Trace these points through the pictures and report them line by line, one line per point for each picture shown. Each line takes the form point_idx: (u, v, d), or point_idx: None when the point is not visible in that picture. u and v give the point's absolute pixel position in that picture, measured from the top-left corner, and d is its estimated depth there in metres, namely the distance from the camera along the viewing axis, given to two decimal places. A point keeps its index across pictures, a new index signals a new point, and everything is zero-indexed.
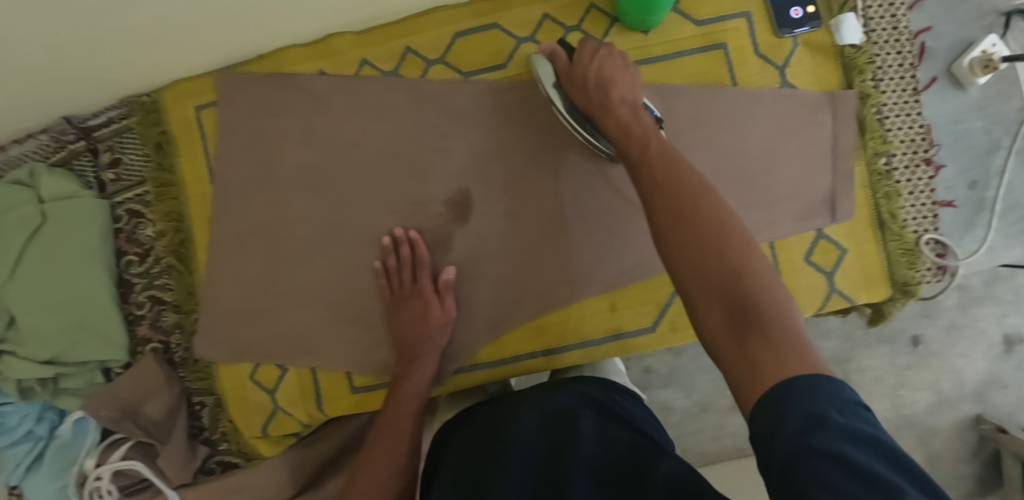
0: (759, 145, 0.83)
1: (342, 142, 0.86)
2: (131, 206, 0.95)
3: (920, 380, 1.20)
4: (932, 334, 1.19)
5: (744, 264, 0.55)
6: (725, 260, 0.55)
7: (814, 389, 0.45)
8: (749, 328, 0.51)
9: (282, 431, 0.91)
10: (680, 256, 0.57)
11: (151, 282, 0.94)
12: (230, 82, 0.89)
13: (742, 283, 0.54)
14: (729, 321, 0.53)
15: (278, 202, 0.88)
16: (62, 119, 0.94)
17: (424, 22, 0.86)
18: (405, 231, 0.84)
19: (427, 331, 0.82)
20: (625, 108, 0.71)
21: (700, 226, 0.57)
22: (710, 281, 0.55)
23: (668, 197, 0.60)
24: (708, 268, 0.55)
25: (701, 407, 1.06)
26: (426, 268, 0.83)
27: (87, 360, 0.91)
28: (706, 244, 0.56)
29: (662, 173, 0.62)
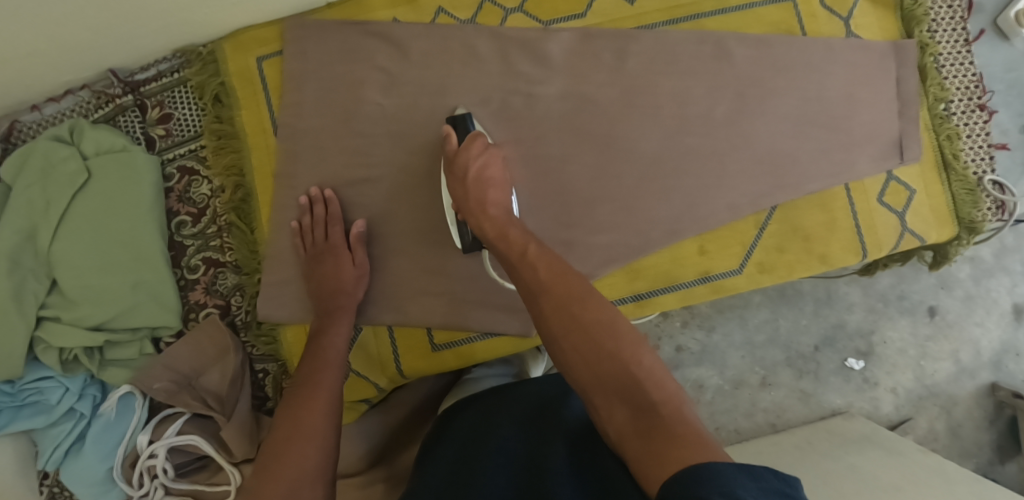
0: (833, 89, 0.87)
1: (430, 90, 0.85)
2: (184, 163, 0.90)
3: (940, 350, 1.22)
4: (949, 305, 1.22)
5: (620, 342, 0.55)
6: (601, 335, 0.56)
7: (712, 478, 0.39)
8: (648, 423, 0.48)
9: (355, 396, 0.85)
10: (560, 335, 0.57)
11: (206, 244, 0.88)
12: (302, 31, 0.86)
13: (620, 364, 0.53)
14: (628, 411, 0.50)
15: (358, 152, 0.85)
16: (108, 72, 0.89)
17: None
18: (321, 190, 0.84)
19: (340, 283, 0.80)
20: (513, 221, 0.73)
21: (579, 312, 0.58)
22: (587, 366, 0.54)
23: (543, 282, 0.62)
24: (580, 339, 0.56)
25: (733, 384, 1.23)
26: (337, 223, 0.83)
27: (138, 326, 0.84)
28: (577, 321, 0.57)
29: (533, 262, 0.65)
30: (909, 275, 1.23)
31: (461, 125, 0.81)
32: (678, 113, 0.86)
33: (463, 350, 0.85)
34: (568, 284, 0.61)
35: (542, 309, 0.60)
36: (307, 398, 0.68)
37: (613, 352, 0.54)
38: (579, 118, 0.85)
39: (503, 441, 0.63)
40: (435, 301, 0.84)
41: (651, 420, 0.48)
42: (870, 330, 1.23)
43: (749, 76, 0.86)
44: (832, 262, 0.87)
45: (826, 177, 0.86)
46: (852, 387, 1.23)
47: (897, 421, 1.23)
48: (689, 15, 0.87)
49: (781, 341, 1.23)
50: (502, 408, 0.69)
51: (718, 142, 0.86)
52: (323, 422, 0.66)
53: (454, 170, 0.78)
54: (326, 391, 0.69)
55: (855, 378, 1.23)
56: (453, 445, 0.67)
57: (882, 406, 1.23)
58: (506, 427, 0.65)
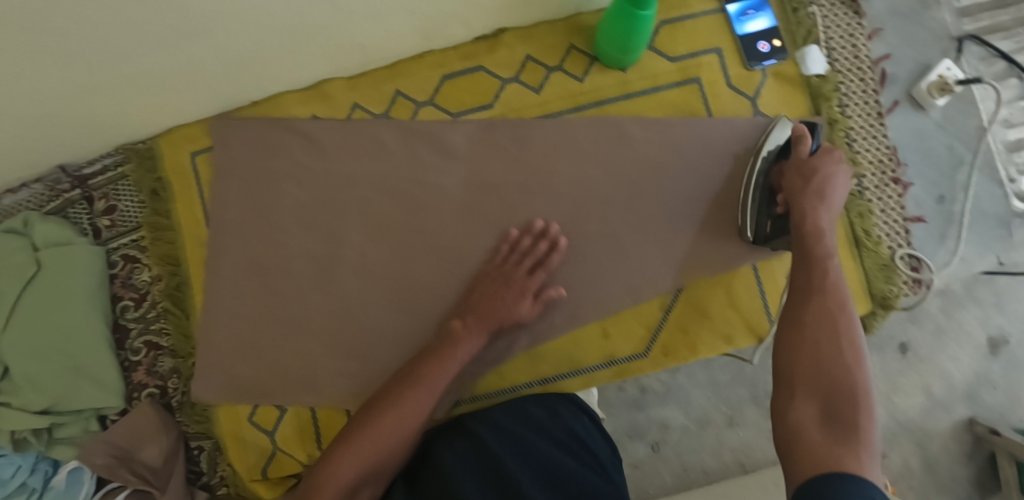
0: (736, 169, 0.88)
1: (343, 179, 0.90)
2: (127, 251, 0.96)
3: (911, 385, 0.95)
4: (920, 339, 0.96)
5: (858, 365, 0.63)
6: (836, 351, 0.64)
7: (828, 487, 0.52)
8: (839, 420, 0.59)
9: (282, 472, 0.90)
10: (790, 349, 0.66)
11: (147, 327, 0.94)
12: (229, 128, 0.92)
13: (846, 375, 0.62)
14: (822, 413, 0.60)
15: (274, 242, 0.91)
16: (57, 168, 0.96)
17: (414, 66, 0.90)
18: (545, 224, 0.87)
19: (511, 311, 0.83)
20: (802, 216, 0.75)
21: (815, 331, 0.66)
22: (815, 360, 0.64)
23: (804, 310, 0.69)
24: (824, 341, 0.65)
25: (700, 423, 0.97)
26: (544, 268, 0.85)
27: (83, 408, 0.91)
28: (828, 334, 0.66)
29: (832, 281, 0.71)
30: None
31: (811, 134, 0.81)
32: (580, 198, 0.88)
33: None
34: (838, 292, 0.69)
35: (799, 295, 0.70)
36: (400, 399, 0.77)
37: (823, 362, 0.64)
38: (483, 206, 0.88)
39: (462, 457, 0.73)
40: (351, 383, 0.88)
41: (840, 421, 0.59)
42: None
43: (651, 159, 0.88)
44: (739, 342, 0.87)
45: (731, 256, 0.87)
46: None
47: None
48: (593, 102, 0.89)
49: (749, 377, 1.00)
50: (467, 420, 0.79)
51: (620, 226, 0.88)
52: (412, 424, 0.76)
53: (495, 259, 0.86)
54: (416, 404, 0.77)
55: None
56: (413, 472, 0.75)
57: None
58: (461, 452, 0.74)
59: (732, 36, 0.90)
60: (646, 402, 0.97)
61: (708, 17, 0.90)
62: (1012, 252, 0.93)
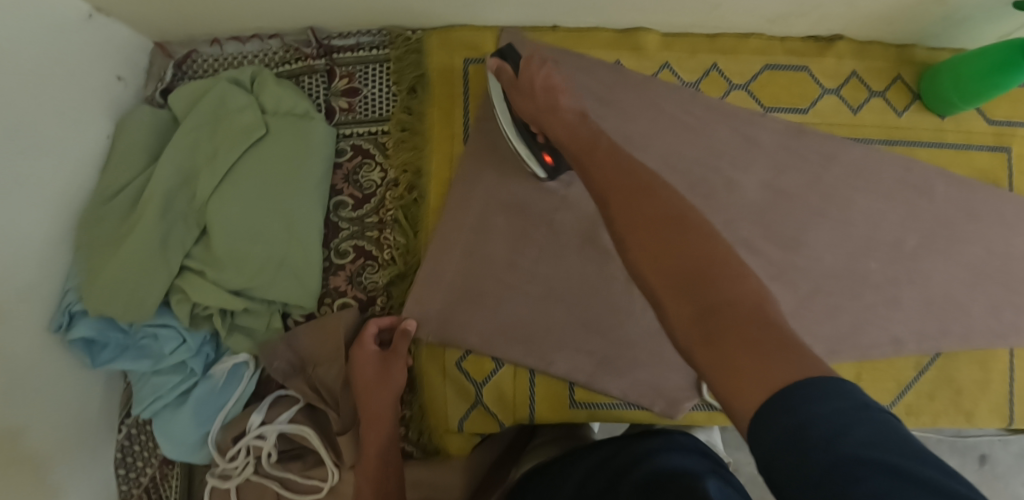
0: (1022, 250, 0.86)
1: (631, 141, 0.83)
2: (360, 143, 0.86)
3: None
4: (1002, 457, 1.13)
5: (698, 252, 0.52)
6: (665, 240, 0.54)
7: (807, 399, 0.39)
8: (720, 320, 0.46)
9: (478, 429, 0.81)
10: (626, 229, 0.58)
11: (362, 232, 0.84)
12: (519, 47, 0.83)
13: (689, 260, 0.51)
14: (691, 303, 0.49)
15: (539, 184, 0.83)
16: (308, 29, 0.85)
17: (739, 44, 0.84)
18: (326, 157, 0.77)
19: (375, 373, 0.77)
20: (572, 112, 0.73)
21: (665, 222, 0.56)
22: (654, 259, 0.54)
23: (627, 214, 0.59)
24: (648, 234, 0.56)
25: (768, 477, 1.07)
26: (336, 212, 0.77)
27: (275, 300, 0.81)
28: (670, 247, 0.53)
29: (631, 184, 0.61)
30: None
31: (511, 58, 0.78)
32: (869, 235, 0.84)
33: (599, 411, 0.82)
34: (658, 201, 0.58)
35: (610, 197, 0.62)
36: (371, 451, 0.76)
37: (679, 246, 0.53)
38: (774, 213, 0.83)
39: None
40: (584, 358, 0.81)
41: (718, 309, 0.47)
42: None
43: (943, 219, 0.86)
44: (976, 423, 0.85)
45: (991, 336, 0.85)
46: None
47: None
48: (905, 140, 0.86)
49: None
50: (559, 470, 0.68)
51: (900, 274, 0.84)
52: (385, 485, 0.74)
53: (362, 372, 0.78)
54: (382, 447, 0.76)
55: None
56: (542, 475, 0.70)
57: None
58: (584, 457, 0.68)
59: None
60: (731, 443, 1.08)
61: None
62: None
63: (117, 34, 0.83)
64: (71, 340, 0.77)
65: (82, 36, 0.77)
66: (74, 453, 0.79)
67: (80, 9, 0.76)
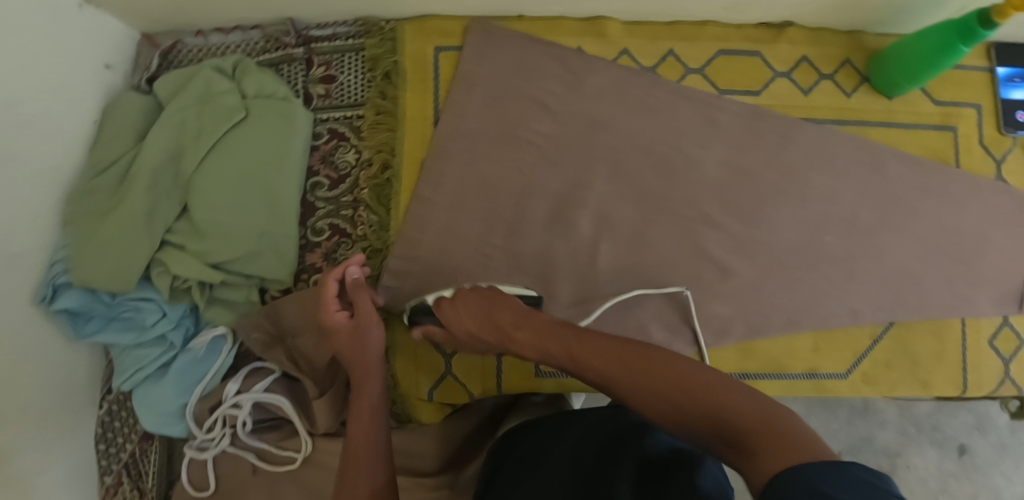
0: (973, 227, 0.90)
1: (594, 123, 0.87)
2: (336, 127, 0.90)
3: (961, 489, 1.16)
4: (979, 448, 1.17)
5: (663, 379, 0.54)
6: (642, 394, 0.55)
7: (819, 476, 0.38)
8: (729, 440, 0.47)
9: (448, 399, 0.84)
10: (614, 380, 0.57)
11: (337, 210, 0.88)
12: (486, 36, 0.88)
13: (666, 390, 0.53)
14: (712, 434, 0.49)
15: (507, 164, 0.87)
16: (287, 20, 0.90)
17: (698, 31, 0.88)
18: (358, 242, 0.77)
19: (355, 349, 0.71)
20: (530, 322, 0.66)
21: (630, 368, 0.57)
22: (657, 412, 0.53)
23: (607, 361, 0.58)
24: (632, 389, 0.56)
25: None
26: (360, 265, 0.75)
27: (253, 274, 0.84)
28: (646, 381, 0.55)
29: (578, 335, 0.62)
30: (948, 408, 1.19)
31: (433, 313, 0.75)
32: (825, 210, 0.87)
33: (566, 380, 0.85)
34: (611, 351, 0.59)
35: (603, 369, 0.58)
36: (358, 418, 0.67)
37: (647, 386, 0.54)
38: (734, 191, 0.86)
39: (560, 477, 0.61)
40: None
41: (721, 429, 0.48)
42: (896, 452, 1.16)
43: (896, 195, 0.88)
44: (932, 391, 0.88)
45: (944, 307, 0.88)
46: None
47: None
48: (857, 120, 0.89)
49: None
50: (562, 433, 0.68)
51: (855, 249, 0.87)
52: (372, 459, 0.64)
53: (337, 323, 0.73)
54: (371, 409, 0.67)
55: None
56: (519, 460, 0.69)
57: None
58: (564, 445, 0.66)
59: (994, 98, 0.92)
60: None
61: (977, 72, 0.92)
62: None
63: (107, 25, 0.87)
64: (56, 312, 0.80)
65: (73, 26, 0.82)
66: (57, 424, 0.82)
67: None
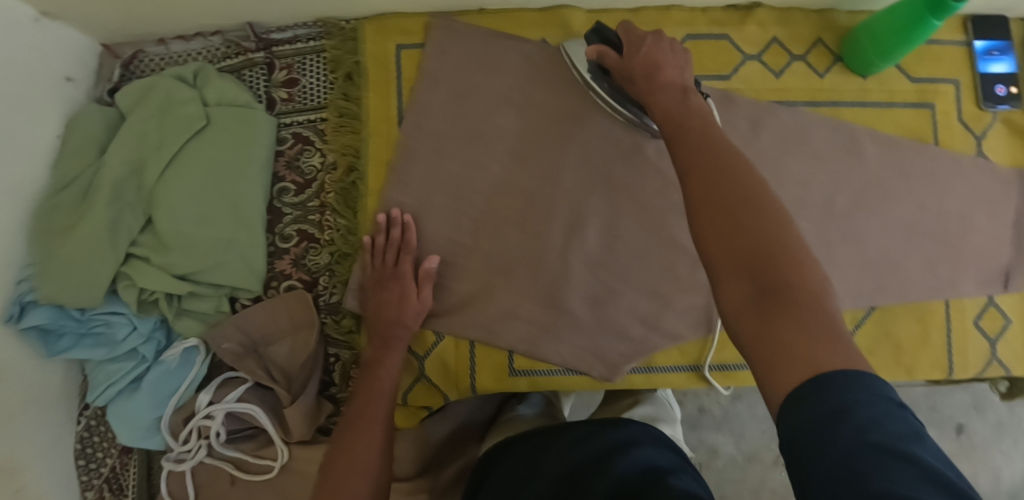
0: (956, 206, 0.87)
1: (561, 116, 0.85)
2: (300, 131, 0.89)
3: (960, 467, 1.19)
4: (977, 427, 1.20)
5: (753, 223, 0.46)
6: (725, 230, 0.47)
7: (841, 387, 0.38)
8: (779, 308, 0.43)
9: (422, 401, 0.84)
10: (695, 203, 0.49)
11: (305, 216, 0.87)
12: (448, 31, 0.86)
13: (750, 244, 0.46)
14: (756, 293, 0.44)
15: (474, 162, 0.85)
16: (245, 24, 0.88)
17: (662, 18, 0.86)
18: (401, 214, 0.83)
19: (401, 316, 0.79)
20: (699, 137, 0.53)
21: (722, 180, 0.49)
22: (733, 241, 0.46)
23: (698, 193, 0.49)
24: (723, 186, 0.48)
25: (747, 456, 1.14)
26: (410, 252, 0.81)
27: (222, 284, 0.83)
28: (731, 221, 0.47)
29: (703, 135, 0.53)
30: (945, 388, 1.18)
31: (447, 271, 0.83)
32: (801, 195, 0.85)
33: (539, 379, 0.83)
34: (715, 155, 0.51)
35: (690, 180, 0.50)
36: (367, 405, 0.72)
37: (732, 218, 0.47)
38: None
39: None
40: (525, 325, 0.83)
41: (780, 301, 0.43)
42: None
43: (875, 175, 0.86)
44: (916, 375, 0.86)
45: (926, 290, 0.86)
46: None
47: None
48: (831, 101, 0.87)
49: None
50: (539, 450, 0.68)
51: (833, 233, 0.85)
52: (378, 447, 0.69)
53: (386, 282, 0.80)
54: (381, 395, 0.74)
55: None
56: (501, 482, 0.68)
57: None
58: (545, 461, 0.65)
59: (972, 72, 0.89)
60: (702, 422, 1.14)
61: (954, 47, 0.89)
62: None
63: (66, 37, 0.86)
64: (25, 331, 0.79)
65: (29, 39, 0.80)
66: (34, 443, 0.81)
67: (28, 13, 0.79)
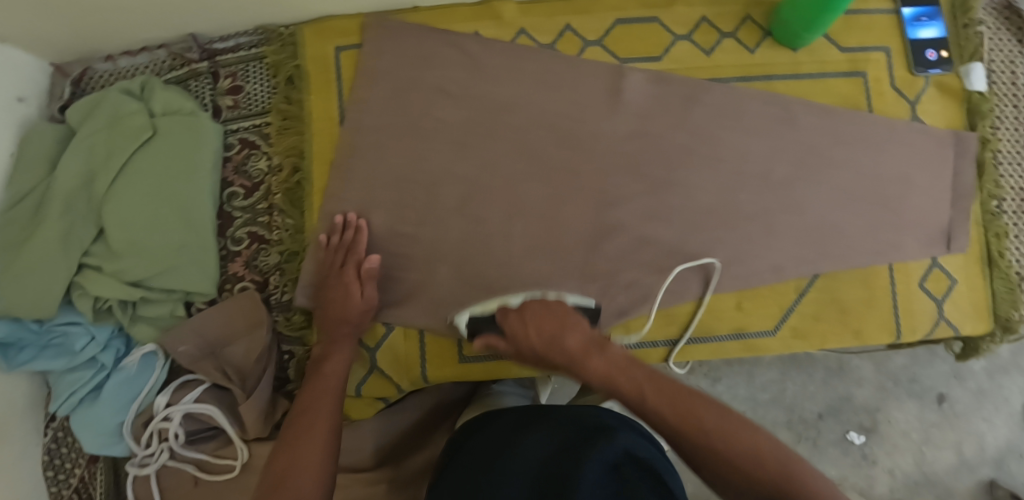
0: (893, 170, 0.89)
1: (498, 105, 0.87)
2: (246, 136, 0.90)
3: (944, 439, 1.13)
4: (958, 396, 1.14)
5: (738, 427, 0.62)
6: (718, 417, 0.62)
7: None
8: (785, 486, 0.58)
9: (377, 393, 0.85)
10: (665, 412, 0.63)
11: (254, 218, 0.89)
12: (384, 30, 0.88)
13: (752, 464, 0.59)
14: (771, 487, 0.58)
15: (416, 155, 0.87)
16: (188, 36, 0.91)
17: (593, 3, 0.88)
18: (357, 217, 0.85)
19: (345, 314, 0.80)
20: (656, 394, 0.64)
21: (690, 404, 0.63)
22: (680, 417, 0.62)
23: (659, 391, 0.64)
24: (663, 406, 0.63)
25: None
26: (357, 252, 0.83)
27: (175, 288, 0.85)
28: (713, 451, 0.60)
29: (629, 358, 0.68)
30: (924, 357, 1.15)
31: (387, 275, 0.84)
32: (738, 168, 0.86)
33: (490, 365, 0.86)
34: (684, 398, 0.64)
35: (664, 426, 0.63)
36: (312, 403, 0.73)
37: (725, 448, 0.60)
38: (642, 158, 0.86)
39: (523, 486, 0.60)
40: (473, 312, 0.85)
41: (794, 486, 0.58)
42: (875, 408, 1.14)
43: (810, 144, 0.87)
44: (864, 338, 0.87)
45: (870, 254, 0.87)
46: (849, 462, 1.13)
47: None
48: (763, 75, 0.88)
49: (786, 404, 1.13)
50: (521, 433, 0.67)
51: (773, 203, 0.86)
52: (322, 435, 0.70)
53: (333, 281, 0.82)
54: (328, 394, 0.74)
55: (853, 452, 1.12)
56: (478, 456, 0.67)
57: (876, 485, 1.12)
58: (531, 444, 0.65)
59: (902, 39, 0.91)
60: None
61: (882, 15, 0.91)
62: None
63: (15, 58, 0.88)
64: None
65: None
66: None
67: None
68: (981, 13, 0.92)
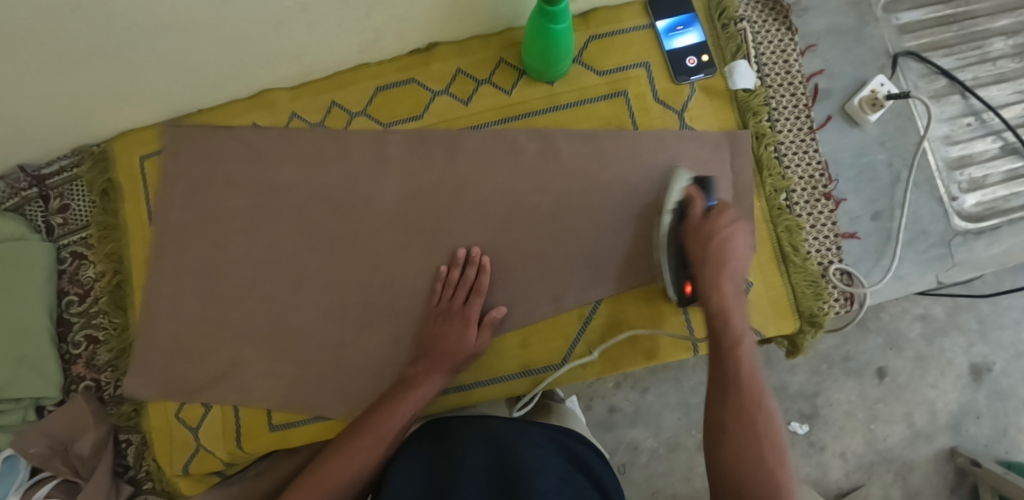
0: (666, 181, 0.88)
1: (279, 187, 0.93)
2: (75, 249, 1.00)
3: (892, 413, 1.05)
4: (899, 366, 1.05)
5: (757, 425, 0.63)
6: (752, 425, 0.63)
7: None
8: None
9: (204, 470, 0.91)
10: (718, 411, 0.65)
11: (89, 321, 0.99)
12: (175, 134, 0.96)
13: (756, 444, 0.62)
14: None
15: (216, 244, 0.94)
16: (17, 167, 1.00)
17: (354, 76, 0.93)
18: (480, 254, 0.87)
19: (457, 350, 0.82)
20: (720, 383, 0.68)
21: (733, 417, 0.64)
22: (737, 448, 0.62)
23: (730, 375, 0.68)
24: (738, 431, 0.63)
25: (669, 447, 1.06)
26: (478, 295, 0.85)
27: (21, 397, 0.94)
28: (731, 411, 0.65)
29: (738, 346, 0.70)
30: (855, 333, 1.06)
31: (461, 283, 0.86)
32: (506, 205, 0.89)
33: (286, 434, 0.90)
34: (748, 392, 0.66)
35: (711, 415, 0.66)
36: (385, 416, 0.77)
37: (745, 419, 0.64)
38: (411, 214, 0.90)
39: (473, 487, 0.62)
40: (274, 381, 0.90)
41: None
42: (814, 392, 1.05)
43: (577, 170, 0.88)
44: (659, 357, 0.87)
45: (651, 270, 0.86)
46: (797, 453, 1.05)
47: (849, 490, 1.03)
48: (521, 114, 0.91)
49: None
50: (469, 440, 0.70)
51: (545, 237, 0.88)
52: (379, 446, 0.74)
53: (444, 319, 0.85)
54: (404, 414, 0.77)
55: (799, 444, 1.04)
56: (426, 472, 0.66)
57: (831, 471, 1.04)
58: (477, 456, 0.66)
59: (660, 51, 0.91)
60: (616, 422, 1.06)
61: (638, 32, 0.91)
62: (952, 270, 0.91)
63: None
64: None
65: None
66: None
67: None
68: (741, 10, 0.92)
